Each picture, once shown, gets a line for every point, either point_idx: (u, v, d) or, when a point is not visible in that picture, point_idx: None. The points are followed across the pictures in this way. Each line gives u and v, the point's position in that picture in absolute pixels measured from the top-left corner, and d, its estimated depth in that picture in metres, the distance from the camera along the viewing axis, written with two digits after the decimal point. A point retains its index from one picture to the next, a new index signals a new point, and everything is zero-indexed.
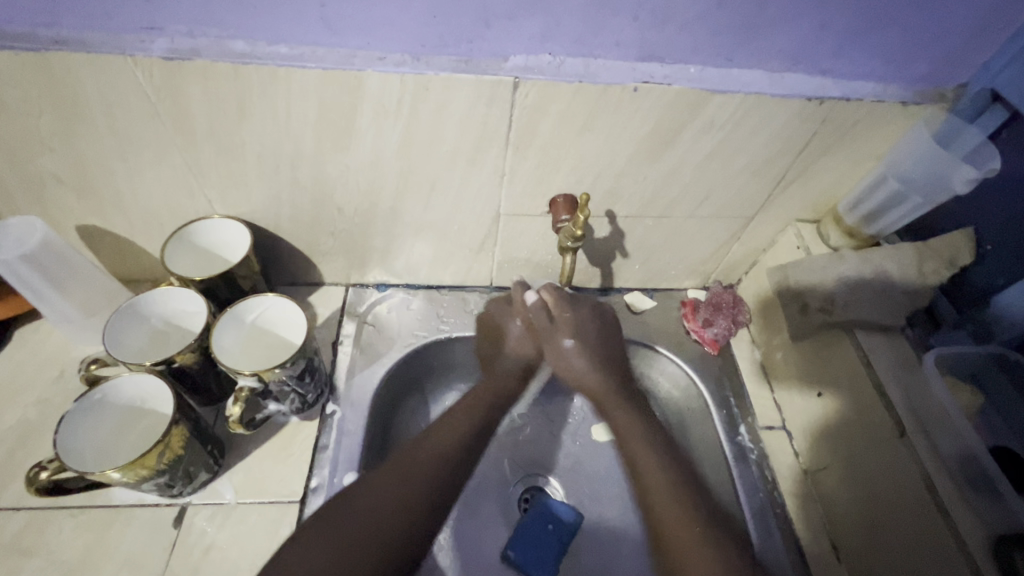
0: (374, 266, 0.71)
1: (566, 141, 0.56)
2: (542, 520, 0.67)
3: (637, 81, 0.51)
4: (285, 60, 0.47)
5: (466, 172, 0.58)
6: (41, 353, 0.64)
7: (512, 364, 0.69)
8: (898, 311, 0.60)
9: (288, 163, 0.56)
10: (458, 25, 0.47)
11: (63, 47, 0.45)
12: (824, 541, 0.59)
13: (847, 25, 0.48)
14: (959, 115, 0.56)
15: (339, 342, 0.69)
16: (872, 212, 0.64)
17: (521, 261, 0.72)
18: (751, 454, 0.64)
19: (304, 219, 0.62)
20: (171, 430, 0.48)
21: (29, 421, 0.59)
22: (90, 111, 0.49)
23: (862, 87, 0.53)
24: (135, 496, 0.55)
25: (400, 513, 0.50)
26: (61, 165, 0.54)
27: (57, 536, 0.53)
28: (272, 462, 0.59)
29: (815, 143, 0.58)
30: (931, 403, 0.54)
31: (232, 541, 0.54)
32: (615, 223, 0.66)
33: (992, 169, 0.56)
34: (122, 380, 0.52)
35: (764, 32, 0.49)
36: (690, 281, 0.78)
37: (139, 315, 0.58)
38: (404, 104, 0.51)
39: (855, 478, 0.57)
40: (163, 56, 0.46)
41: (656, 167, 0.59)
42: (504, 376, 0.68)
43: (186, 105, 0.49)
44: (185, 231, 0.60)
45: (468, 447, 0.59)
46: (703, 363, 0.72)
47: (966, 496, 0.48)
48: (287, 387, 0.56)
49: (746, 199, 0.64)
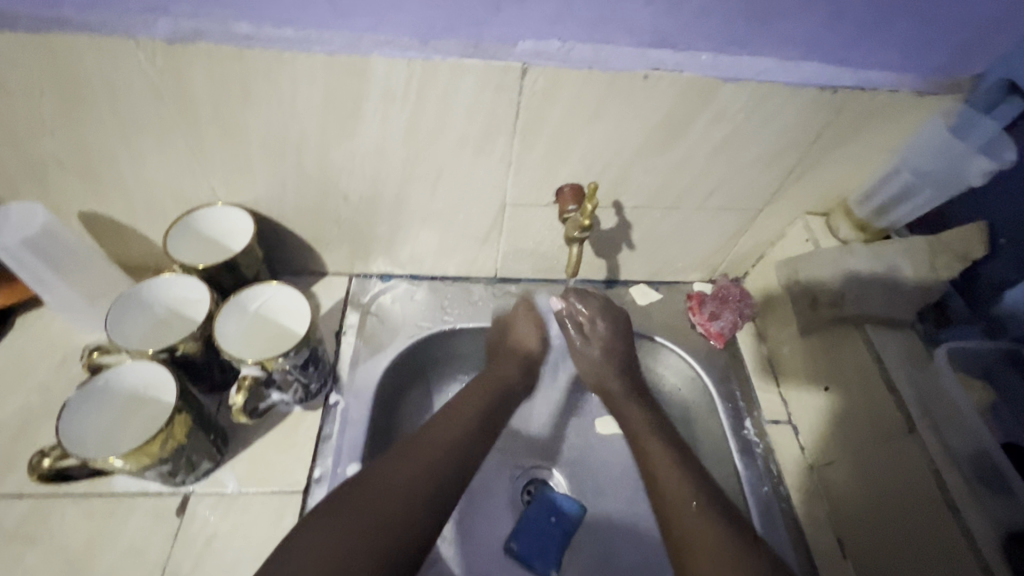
0: (378, 255, 0.70)
1: (575, 128, 0.55)
2: (544, 513, 0.66)
3: (648, 68, 0.50)
4: (290, 43, 0.46)
5: (473, 160, 0.57)
6: (41, 340, 0.63)
7: (513, 364, 0.67)
8: (908, 305, 0.59)
9: (293, 149, 0.55)
10: (467, 8, 0.46)
11: (65, 28, 0.44)
12: (829, 536, 0.58)
13: (864, 12, 0.47)
14: (975, 106, 0.54)
15: (343, 332, 0.68)
16: (884, 205, 0.64)
17: (526, 252, 0.71)
18: (757, 448, 0.64)
19: (309, 207, 0.62)
20: (175, 418, 0.48)
21: (31, 408, 0.59)
22: (92, 94, 0.48)
23: (876, 77, 0.52)
24: (137, 484, 0.55)
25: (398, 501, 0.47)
26: (63, 150, 0.53)
27: (60, 523, 0.53)
28: (275, 451, 0.59)
29: (828, 134, 0.57)
30: (943, 399, 0.53)
31: (235, 530, 0.53)
32: (622, 214, 0.65)
33: (1007, 160, 0.56)
34: (124, 367, 0.51)
35: (779, 18, 0.47)
36: (696, 273, 0.77)
37: (142, 302, 0.57)
38: (411, 89, 0.50)
39: (863, 474, 0.56)
40: (166, 39, 0.45)
41: (665, 157, 0.58)
42: (501, 375, 0.65)
43: (190, 89, 0.49)
44: (188, 218, 0.59)
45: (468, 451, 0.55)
46: (708, 356, 0.71)
47: (977, 494, 0.48)
48: (291, 376, 0.56)
49: (756, 190, 0.63)
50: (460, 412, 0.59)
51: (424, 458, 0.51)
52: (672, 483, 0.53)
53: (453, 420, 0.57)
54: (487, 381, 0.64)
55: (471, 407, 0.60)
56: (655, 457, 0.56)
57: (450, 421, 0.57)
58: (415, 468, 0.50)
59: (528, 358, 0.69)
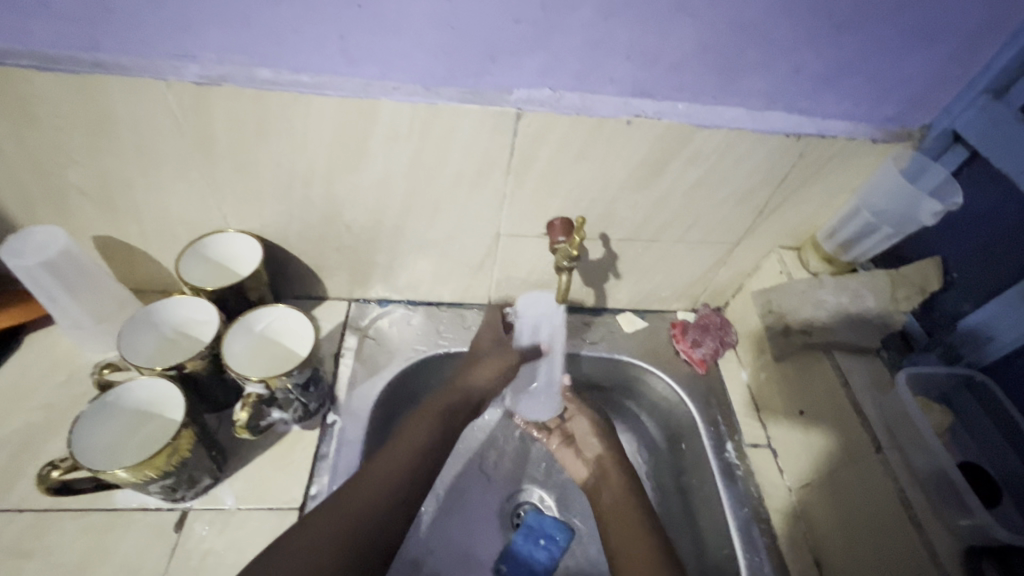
0: (376, 282, 0.74)
1: (565, 168, 0.60)
2: (533, 537, 0.70)
3: (629, 115, 0.55)
4: (306, 87, 0.51)
5: (469, 195, 0.62)
6: (47, 359, 0.65)
7: (452, 391, 0.66)
8: (875, 334, 0.63)
9: (303, 182, 0.59)
10: (467, 60, 0.51)
11: (102, 70, 0.48)
12: (807, 556, 0.61)
13: (819, 71, 0.53)
14: (924, 153, 0.60)
15: (340, 354, 0.71)
16: (846, 241, 0.68)
17: (519, 280, 0.75)
18: (737, 471, 0.67)
19: (314, 236, 0.66)
20: (182, 432, 0.50)
21: (36, 425, 0.60)
22: (120, 127, 0.53)
23: (834, 126, 0.58)
24: (137, 500, 0.57)
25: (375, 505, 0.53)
26: (83, 178, 0.57)
27: (58, 539, 0.54)
28: (272, 469, 0.60)
29: (793, 176, 0.62)
30: (907, 421, 0.56)
31: (231, 546, 0.55)
32: (608, 245, 0.70)
33: (954, 203, 0.59)
34: (135, 383, 0.53)
35: (746, 73, 0.53)
36: (679, 303, 0.81)
37: (152, 323, 0.60)
38: (414, 129, 0.55)
39: (834, 495, 0.59)
40: (194, 81, 0.49)
41: (647, 194, 0.63)
42: (415, 445, 0.59)
43: (210, 124, 0.53)
44: (200, 243, 0.63)
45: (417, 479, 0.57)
46: (690, 382, 0.75)
47: (936, 509, 0.51)
48: (292, 396, 0.58)
49: (731, 225, 0.68)
50: (355, 496, 0.53)
51: (407, 459, 0.58)
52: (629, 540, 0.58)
53: (357, 500, 0.52)
54: (398, 454, 0.58)
55: (376, 490, 0.54)
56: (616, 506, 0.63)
57: (423, 417, 0.62)
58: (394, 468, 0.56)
59: (468, 384, 0.66)
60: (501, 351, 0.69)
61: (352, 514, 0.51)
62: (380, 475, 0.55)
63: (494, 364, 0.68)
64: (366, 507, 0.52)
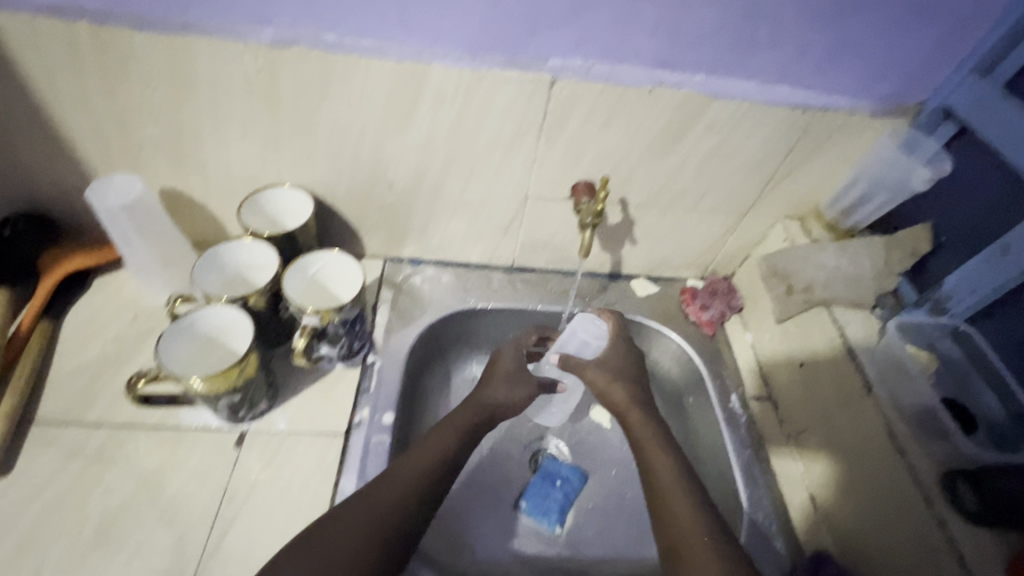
0: (411, 241, 0.80)
1: (591, 134, 0.66)
2: (550, 478, 0.74)
3: (652, 85, 0.61)
4: (366, 51, 0.57)
5: (504, 158, 0.68)
6: (116, 298, 0.72)
7: (477, 408, 0.62)
8: (869, 293, 0.69)
9: (354, 140, 0.65)
10: (511, 31, 0.57)
11: (190, 32, 0.55)
12: (802, 492, 0.65)
13: (825, 49, 0.59)
14: (919, 128, 0.66)
15: (378, 305, 0.78)
16: (846, 208, 0.75)
17: (542, 243, 0.81)
18: (740, 418, 0.73)
19: (358, 193, 0.72)
20: (249, 355, 0.56)
21: (108, 354, 0.67)
22: (198, 85, 0.59)
23: (837, 102, 0.63)
24: (200, 420, 0.63)
25: (399, 486, 0.52)
26: (160, 133, 0.63)
27: (134, 450, 0.60)
28: (318, 400, 0.67)
29: (799, 148, 0.68)
30: (898, 370, 0.63)
31: (286, 462, 0.62)
32: (627, 211, 0.76)
33: (945, 169, 0.67)
34: (206, 312, 0.60)
35: (759, 50, 0.59)
36: (689, 271, 0.87)
37: (217, 264, 0.67)
38: (458, 93, 0.61)
39: (828, 434, 0.65)
40: (269, 43, 0.56)
41: (664, 161, 0.69)
42: (440, 447, 0.57)
43: (278, 84, 0.59)
44: (258, 196, 0.69)
45: (445, 469, 0.56)
46: (698, 341, 0.81)
47: (919, 439, 0.57)
48: (341, 331, 0.65)
49: (741, 195, 0.74)
50: (382, 488, 0.52)
51: (437, 452, 0.56)
52: (672, 490, 0.55)
53: (386, 487, 0.52)
54: (430, 443, 0.57)
55: (411, 479, 0.53)
56: (653, 457, 0.58)
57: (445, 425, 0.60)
58: (423, 457, 0.55)
59: (492, 403, 0.63)
60: (525, 377, 0.67)
61: (374, 506, 0.51)
62: (416, 458, 0.55)
63: (523, 387, 0.66)
64: (398, 493, 0.52)
